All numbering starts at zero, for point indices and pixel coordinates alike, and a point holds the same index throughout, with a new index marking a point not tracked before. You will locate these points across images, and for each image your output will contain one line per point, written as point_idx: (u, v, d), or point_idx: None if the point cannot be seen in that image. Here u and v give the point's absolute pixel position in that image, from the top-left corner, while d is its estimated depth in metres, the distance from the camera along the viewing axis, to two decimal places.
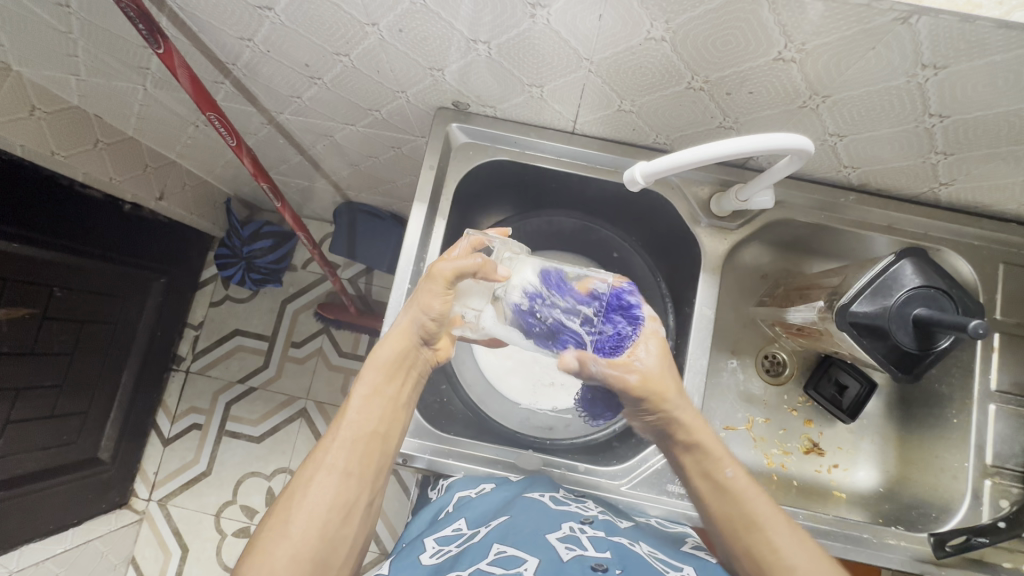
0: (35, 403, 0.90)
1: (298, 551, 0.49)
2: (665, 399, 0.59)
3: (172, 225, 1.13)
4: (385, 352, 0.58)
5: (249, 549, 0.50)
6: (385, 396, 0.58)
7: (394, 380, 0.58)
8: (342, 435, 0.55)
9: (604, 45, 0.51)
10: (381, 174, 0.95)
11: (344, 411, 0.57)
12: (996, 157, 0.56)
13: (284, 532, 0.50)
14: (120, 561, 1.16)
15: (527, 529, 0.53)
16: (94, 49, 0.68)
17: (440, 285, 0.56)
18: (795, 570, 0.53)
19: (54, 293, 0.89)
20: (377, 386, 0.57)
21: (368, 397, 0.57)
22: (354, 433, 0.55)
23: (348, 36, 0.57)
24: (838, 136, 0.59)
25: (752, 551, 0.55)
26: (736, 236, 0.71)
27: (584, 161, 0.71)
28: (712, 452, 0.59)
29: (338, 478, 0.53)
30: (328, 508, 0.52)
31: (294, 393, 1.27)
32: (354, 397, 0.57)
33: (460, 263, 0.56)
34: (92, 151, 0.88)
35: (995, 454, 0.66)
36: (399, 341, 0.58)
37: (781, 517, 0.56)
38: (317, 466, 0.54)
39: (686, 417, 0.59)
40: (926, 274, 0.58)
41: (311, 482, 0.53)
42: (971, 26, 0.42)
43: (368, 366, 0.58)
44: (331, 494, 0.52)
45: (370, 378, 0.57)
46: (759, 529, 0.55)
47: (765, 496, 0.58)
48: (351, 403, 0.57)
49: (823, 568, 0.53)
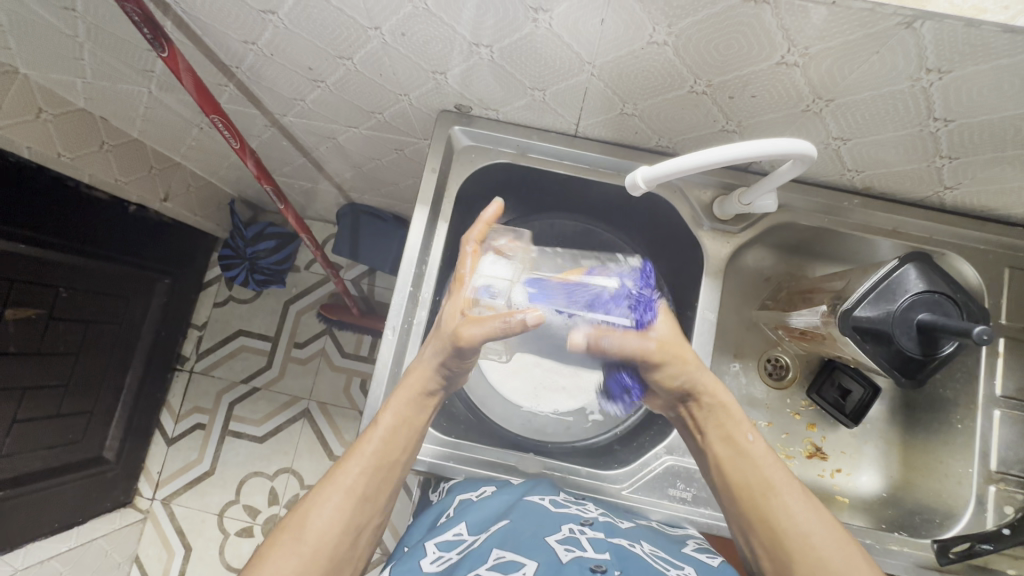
0: (39, 403, 0.91)
1: (307, 570, 0.50)
2: (686, 362, 0.59)
3: (177, 225, 1.13)
4: (414, 386, 0.57)
5: (256, 560, 0.50)
6: (412, 427, 0.57)
7: (422, 411, 0.58)
8: (364, 460, 0.55)
9: (607, 48, 0.51)
10: (384, 175, 0.95)
11: (369, 435, 0.56)
12: (1003, 161, 0.56)
13: (294, 549, 0.50)
14: (124, 559, 1.17)
15: (527, 533, 0.53)
16: (99, 52, 0.68)
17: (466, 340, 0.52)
18: (809, 537, 0.52)
19: (58, 294, 0.90)
20: (405, 417, 0.57)
21: (394, 427, 0.57)
22: (377, 461, 0.55)
23: (350, 40, 0.57)
24: (841, 140, 0.59)
25: (763, 515, 0.55)
26: (739, 241, 0.71)
27: (587, 164, 0.71)
28: (734, 415, 0.59)
29: (355, 502, 0.53)
30: (341, 529, 0.52)
31: (297, 393, 1.27)
32: (382, 422, 0.56)
33: (487, 327, 0.52)
34: (97, 153, 0.88)
35: (999, 460, 0.66)
36: (426, 377, 0.57)
37: (796, 486, 0.56)
38: (335, 487, 0.54)
39: (710, 382, 0.59)
40: (931, 279, 0.57)
41: (328, 501, 0.53)
42: (976, 30, 0.42)
43: (397, 394, 0.58)
44: (344, 517, 0.53)
45: (401, 409, 0.57)
46: (775, 493, 0.55)
47: (784, 467, 0.57)
48: (377, 430, 0.56)
49: (835, 536, 0.53)
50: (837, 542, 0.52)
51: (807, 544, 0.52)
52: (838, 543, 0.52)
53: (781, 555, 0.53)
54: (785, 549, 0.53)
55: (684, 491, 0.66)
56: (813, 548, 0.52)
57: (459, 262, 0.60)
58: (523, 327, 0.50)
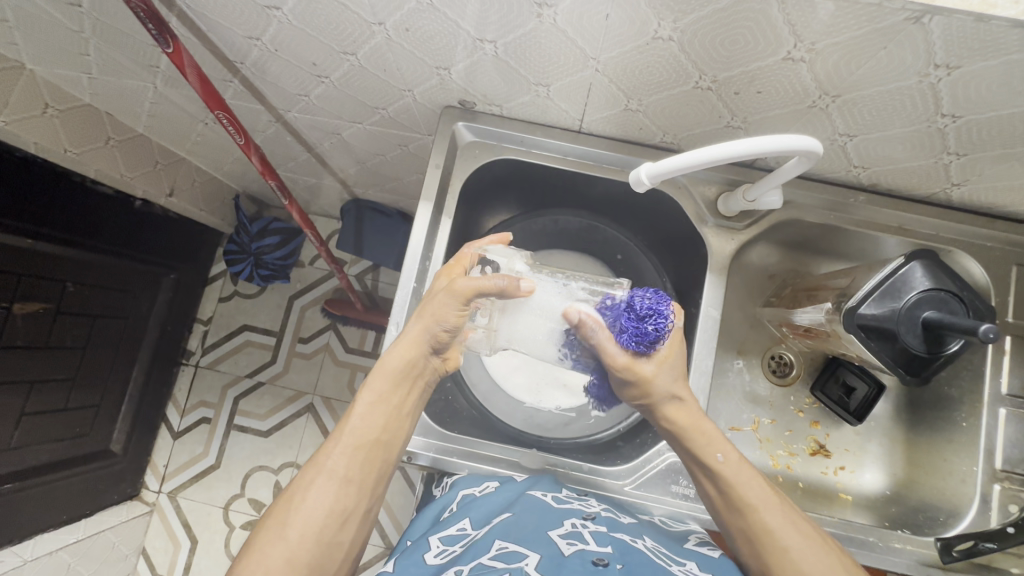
0: (48, 395, 0.92)
1: (294, 555, 0.50)
2: (650, 386, 0.58)
3: (182, 221, 1.14)
4: (392, 362, 0.58)
5: (245, 549, 0.51)
6: (391, 405, 0.58)
7: (401, 389, 0.58)
8: (343, 442, 0.55)
9: (612, 44, 0.51)
10: (387, 171, 0.95)
11: (347, 417, 0.57)
12: (1011, 158, 0.55)
13: (281, 534, 0.51)
14: (131, 551, 1.18)
15: (530, 526, 0.53)
16: (105, 48, 0.69)
17: (457, 301, 0.56)
18: (788, 551, 0.53)
19: (66, 288, 0.90)
20: (382, 395, 0.57)
21: (373, 404, 0.57)
22: (358, 441, 0.55)
23: (355, 35, 0.57)
24: (848, 136, 0.58)
25: (747, 535, 0.55)
26: (743, 237, 0.70)
27: (591, 160, 0.70)
28: (706, 436, 0.59)
29: (338, 485, 0.53)
30: (326, 513, 0.52)
31: (301, 388, 1.28)
32: (359, 402, 0.57)
33: (478, 282, 0.55)
34: (103, 148, 0.89)
35: (1004, 458, 0.65)
36: (408, 350, 0.58)
37: (774, 500, 0.56)
38: (317, 471, 0.54)
39: (672, 410, 0.59)
40: (937, 277, 0.57)
41: (311, 485, 0.53)
42: (985, 26, 0.41)
43: (375, 373, 0.58)
44: (329, 501, 0.53)
45: (377, 385, 0.57)
46: (752, 511, 0.55)
47: (758, 477, 0.57)
48: (357, 408, 0.57)
49: (817, 550, 0.53)
50: (821, 557, 0.52)
51: (786, 558, 0.52)
52: (819, 554, 0.52)
53: (762, 569, 0.54)
54: (766, 564, 0.54)
55: (687, 487, 0.66)
56: (798, 568, 0.52)
57: (456, 255, 0.62)
58: (516, 290, 0.57)
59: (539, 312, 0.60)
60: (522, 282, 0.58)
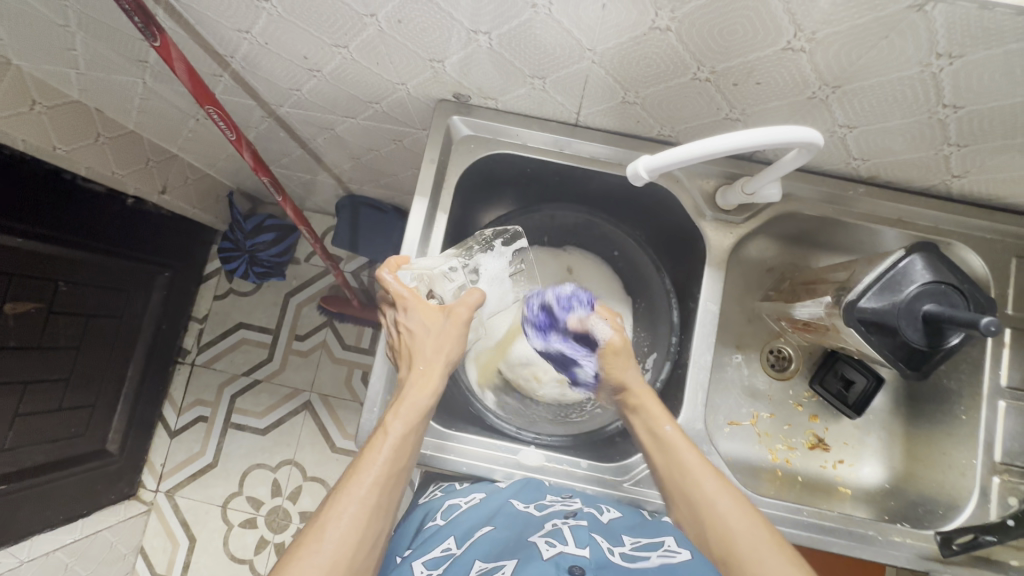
0: (42, 395, 0.91)
1: None
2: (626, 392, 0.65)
3: (176, 218, 1.13)
4: (417, 392, 0.58)
5: None
6: (418, 433, 0.58)
7: (425, 419, 0.59)
8: (378, 469, 0.53)
9: (608, 34, 0.50)
10: (383, 166, 0.94)
11: (379, 445, 0.55)
12: (1011, 149, 0.54)
13: (314, 560, 0.47)
14: (129, 551, 1.17)
15: (509, 538, 0.56)
16: (92, 42, 0.67)
17: (462, 324, 0.62)
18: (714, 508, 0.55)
19: (58, 287, 0.89)
20: (414, 424, 0.57)
21: (403, 435, 0.56)
22: (391, 470, 0.54)
23: (346, 27, 0.56)
24: (848, 128, 0.57)
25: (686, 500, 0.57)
26: (742, 231, 0.70)
27: (587, 153, 0.69)
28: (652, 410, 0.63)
29: (371, 510, 0.51)
30: (360, 538, 0.50)
31: (297, 385, 1.27)
32: (391, 434, 0.55)
33: (470, 303, 0.63)
34: (93, 145, 0.87)
35: (1004, 451, 0.65)
36: (429, 383, 0.59)
37: (708, 469, 0.58)
38: (350, 498, 0.51)
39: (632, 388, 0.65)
40: (939, 269, 0.56)
41: (342, 512, 0.50)
42: (988, 13, 0.41)
43: (402, 403, 0.58)
44: (363, 527, 0.50)
45: (406, 414, 0.57)
46: (686, 474, 0.58)
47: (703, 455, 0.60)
48: (386, 439, 0.55)
49: (741, 515, 0.54)
50: (746, 521, 0.53)
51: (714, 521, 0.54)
52: (745, 520, 0.53)
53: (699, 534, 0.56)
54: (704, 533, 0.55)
55: None
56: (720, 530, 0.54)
57: (388, 286, 0.62)
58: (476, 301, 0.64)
59: (496, 281, 0.69)
60: (472, 292, 0.64)
